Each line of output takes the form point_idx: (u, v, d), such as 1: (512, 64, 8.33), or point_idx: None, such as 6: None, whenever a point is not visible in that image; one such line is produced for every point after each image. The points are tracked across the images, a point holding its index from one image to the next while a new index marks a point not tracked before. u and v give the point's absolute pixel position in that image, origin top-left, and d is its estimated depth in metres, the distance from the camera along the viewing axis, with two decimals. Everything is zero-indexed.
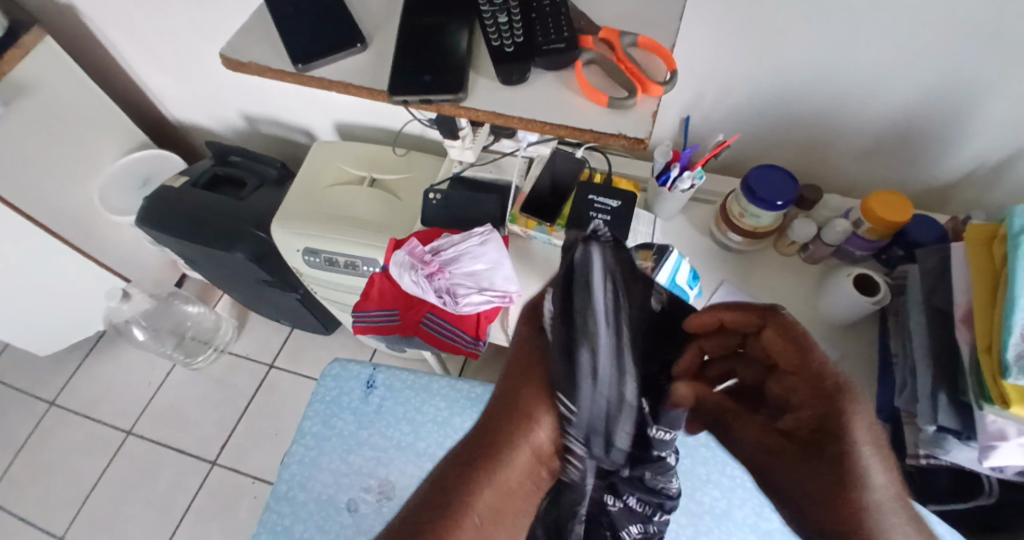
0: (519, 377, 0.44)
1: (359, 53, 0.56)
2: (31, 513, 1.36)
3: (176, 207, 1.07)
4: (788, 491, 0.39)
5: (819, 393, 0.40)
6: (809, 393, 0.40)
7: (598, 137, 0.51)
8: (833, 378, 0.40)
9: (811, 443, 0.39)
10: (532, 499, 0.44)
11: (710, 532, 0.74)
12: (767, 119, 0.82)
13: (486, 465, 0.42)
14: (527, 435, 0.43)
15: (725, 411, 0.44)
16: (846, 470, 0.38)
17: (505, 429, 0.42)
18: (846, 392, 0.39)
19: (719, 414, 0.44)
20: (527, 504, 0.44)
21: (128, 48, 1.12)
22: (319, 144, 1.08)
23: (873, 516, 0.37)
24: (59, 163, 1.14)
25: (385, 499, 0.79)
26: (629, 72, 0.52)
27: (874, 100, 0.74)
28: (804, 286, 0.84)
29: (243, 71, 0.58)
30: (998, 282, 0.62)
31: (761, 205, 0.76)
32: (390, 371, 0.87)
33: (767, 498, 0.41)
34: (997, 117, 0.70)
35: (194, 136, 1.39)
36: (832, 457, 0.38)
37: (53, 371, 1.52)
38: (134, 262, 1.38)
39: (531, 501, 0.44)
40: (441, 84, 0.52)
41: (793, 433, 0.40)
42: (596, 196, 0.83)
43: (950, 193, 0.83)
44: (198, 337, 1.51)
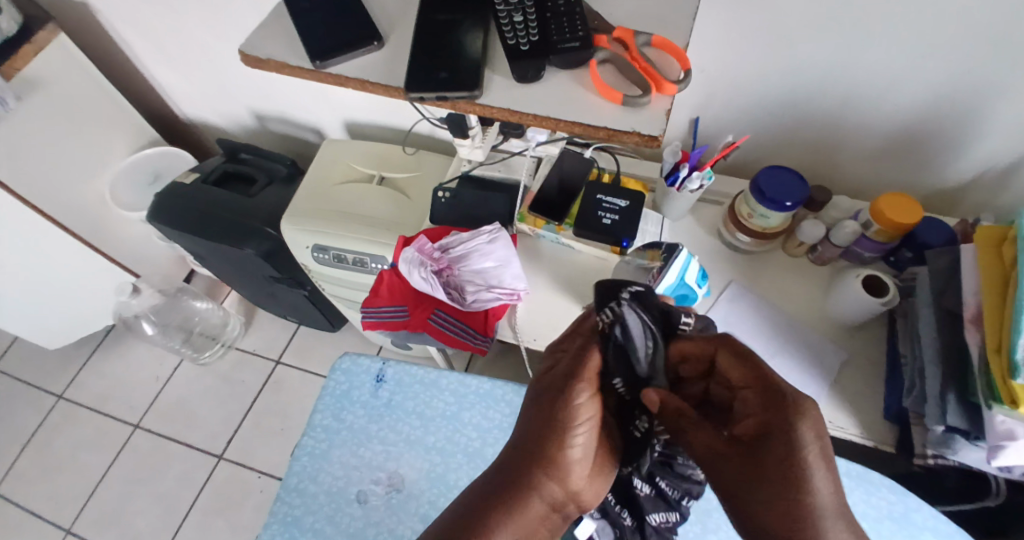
0: (540, 427, 0.51)
1: (376, 50, 0.56)
2: (39, 506, 1.37)
3: (187, 202, 1.08)
4: (730, 486, 0.46)
5: (767, 403, 0.47)
6: (762, 405, 0.47)
7: (611, 134, 0.51)
8: (787, 393, 0.46)
9: (758, 445, 0.46)
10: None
11: (718, 529, 0.74)
12: (776, 120, 0.82)
13: (508, 506, 0.48)
14: (545, 480, 0.50)
15: (682, 415, 0.50)
16: (783, 471, 0.44)
17: (526, 473, 0.50)
18: (796, 407, 0.45)
19: (676, 417, 0.50)
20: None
21: (141, 46, 1.13)
22: (329, 142, 1.09)
23: (800, 511, 0.43)
24: (71, 160, 1.15)
25: (395, 492, 0.79)
26: (644, 70, 0.52)
27: (885, 102, 0.74)
28: (813, 287, 0.84)
29: (260, 67, 0.58)
30: (1007, 283, 0.62)
31: (770, 205, 0.76)
32: (400, 366, 0.88)
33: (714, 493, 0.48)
34: (1007, 120, 0.70)
35: (204, 133, 1.40)
36: (772, 461, 0.45)
37: (62, 365, 1.53)
38: (144, 258, 1.39)
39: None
40: (456, 81, 0.53)
41: (744, 437, 0.47)
42: (605, 196, 0.83)
43: (959, 196, 0.83)
44: (205, 333, 1.52)
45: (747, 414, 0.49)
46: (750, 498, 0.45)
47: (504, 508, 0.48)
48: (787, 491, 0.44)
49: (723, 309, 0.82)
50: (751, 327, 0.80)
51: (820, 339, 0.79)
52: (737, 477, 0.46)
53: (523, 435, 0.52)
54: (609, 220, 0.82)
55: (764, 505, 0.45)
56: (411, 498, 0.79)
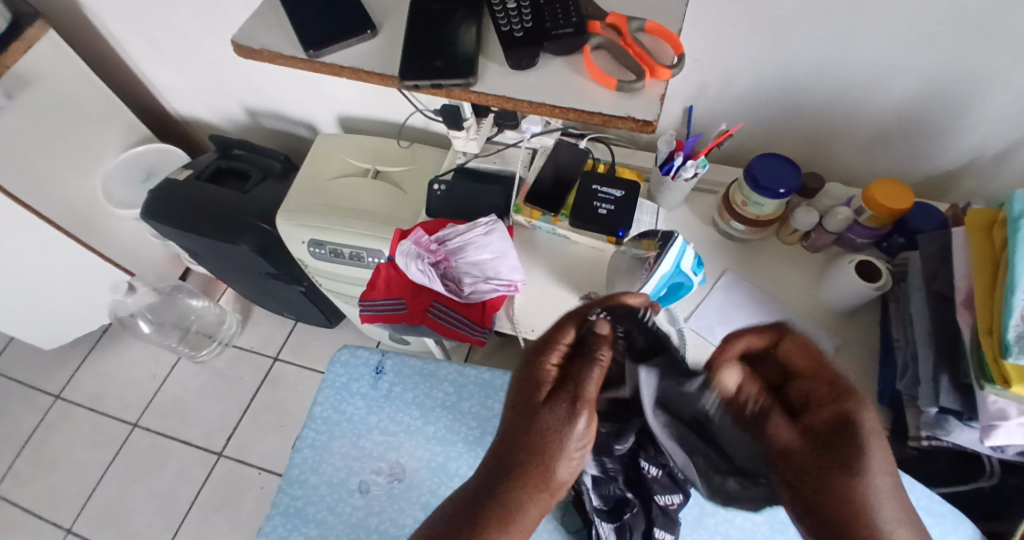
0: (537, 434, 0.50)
1: (369, 39, 0.57)
2: (38, 505, 1.37)
3: (181, 198, 1.07)
4: (809, 481, 0.46)
5: (836, 395, 0.48)
6: (827, 396, 0.48)
7: (607, 119, 0.51)
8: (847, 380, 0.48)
9: (830, 438, 0.46)
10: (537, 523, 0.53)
11: (716, 512, 0.75)
12: (770, 110, 0.82)
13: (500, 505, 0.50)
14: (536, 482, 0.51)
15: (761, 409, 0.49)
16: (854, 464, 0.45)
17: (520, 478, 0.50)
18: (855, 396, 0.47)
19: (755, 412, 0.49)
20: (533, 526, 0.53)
21: (132, 41, 1.12)
22: (323, 137, 1.09)
23: (875, 503, 0.44)
24: (63, 157, 1.15)
25: (396, 482, 0.80)
26: (638, 57, 0.53)
27: (878, 91, 0.74)
28: (806, 274, 0.85)
29: (255, 58, 0.58)
30: (998, 265, 0.63)
31: (764, 193, 0.76)
32: (398, 357, 0.88)
33: (787, 492, 0.47)
34: (998, 108, 0.71)
35: (196, 129, 1.39)
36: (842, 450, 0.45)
37: (57, 364, 1.53)
38: (137, 256, 1.39)
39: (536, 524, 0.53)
40: (452, 69, 0.53)
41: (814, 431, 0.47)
42: (600, 186, 0.83)
43: (951, 183, 0.84)
44: (202, 330, 1.51)
45: (813, 404, 0.48)
46: (829, 491, 0.45)
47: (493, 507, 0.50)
48: (868, 483, 0.45)
49: (717, 298, 0.83)
50: (745, 317, 0.81)
51: (813, 324, 0.80)
52: (809, 469, 0.46)
53: (519, 440, 0.51)
54: (604, 210, 0.82)
55: (837, 500, 0.45)
56: (412, 488, 0.79)
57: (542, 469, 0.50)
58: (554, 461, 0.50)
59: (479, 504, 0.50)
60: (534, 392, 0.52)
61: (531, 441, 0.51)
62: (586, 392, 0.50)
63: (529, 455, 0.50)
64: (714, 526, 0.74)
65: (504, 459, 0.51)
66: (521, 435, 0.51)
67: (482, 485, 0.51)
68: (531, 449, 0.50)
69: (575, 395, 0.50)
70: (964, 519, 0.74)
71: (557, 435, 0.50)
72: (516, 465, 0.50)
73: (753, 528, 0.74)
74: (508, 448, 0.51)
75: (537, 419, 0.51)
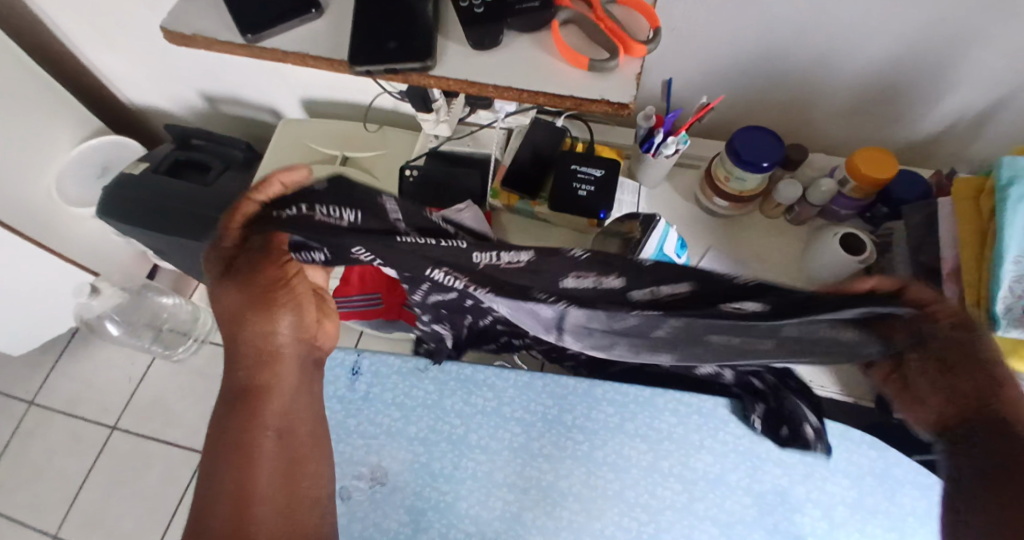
0: (225, 317, 0.54)
1: (315, 19, 0.52)
2: (20, 515, 1.33)
3: (136, 195, 1.02)
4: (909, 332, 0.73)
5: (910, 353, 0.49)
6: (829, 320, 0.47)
7: (579, 103, 0.49)
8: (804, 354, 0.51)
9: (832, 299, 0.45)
10: (284, 413, 0.57)
11: (703, 497, 0.77)
12: (751, 80, 0.79)
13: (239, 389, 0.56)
14: (249, 349, 0.55)
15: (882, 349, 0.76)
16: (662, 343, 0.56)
17: (237, 352, 0.55)
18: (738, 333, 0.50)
19: None
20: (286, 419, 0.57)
21: (73, 27, 1.03)
22: (285, 122, 1.03)
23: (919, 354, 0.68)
24: (9, 158, 1.07)
25: (378, 485, 0.80)
26: (611, 31, 0.49)
27: (860, 56, 0.71)
28: (790, 249, 0.83)
29: (190, 46, 0.53)
30: (985, 234, 0.63)
31: (747, 167, 0.74)
32: (375, 356, 0.87)
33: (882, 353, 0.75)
34: (982, 69, 0.69)
35: (153, 117, 1.32)
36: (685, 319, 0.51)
37: (28, 371, 1.47)
38: (101, 254, 1.32)
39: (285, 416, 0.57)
40: (408, 51, 0.49)
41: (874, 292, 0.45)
42: (578, 166, 0.77)
43: (933, 145, 0.83)
44: (175, 329, 1.46)
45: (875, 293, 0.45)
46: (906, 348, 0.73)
47: (235, 402, 0.55)
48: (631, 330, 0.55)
49: None
50: None
51: None
52: None
53: (225, 317, 0.54)
54: (584, 192, 0.76)
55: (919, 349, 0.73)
56: (396, 491, 0.80)
57: (237, 340, 0.55)
58: (265, 334, 0.55)
59: (229, 399, 0.56)
60: (253, 328, 0.54)
61: (224, 321, 0.55)
62: (297, 293, 0.56)
63: (245, 368, 0.55)
64: (703, 511, 0.77)
65: (252, 404, 0.55)
66: (257, 371, 0.55)
67: (234, 418, 0.55)
68: (276, 375, 0.56)
69: (284, 300, 0.55)
70: None
71: (286, 344, 0.56)
72: (234, 354, 0.56)
73: (741, 511, 0.77)
74: (246, 393, 0.55)
75: (254, 334, 0.54)
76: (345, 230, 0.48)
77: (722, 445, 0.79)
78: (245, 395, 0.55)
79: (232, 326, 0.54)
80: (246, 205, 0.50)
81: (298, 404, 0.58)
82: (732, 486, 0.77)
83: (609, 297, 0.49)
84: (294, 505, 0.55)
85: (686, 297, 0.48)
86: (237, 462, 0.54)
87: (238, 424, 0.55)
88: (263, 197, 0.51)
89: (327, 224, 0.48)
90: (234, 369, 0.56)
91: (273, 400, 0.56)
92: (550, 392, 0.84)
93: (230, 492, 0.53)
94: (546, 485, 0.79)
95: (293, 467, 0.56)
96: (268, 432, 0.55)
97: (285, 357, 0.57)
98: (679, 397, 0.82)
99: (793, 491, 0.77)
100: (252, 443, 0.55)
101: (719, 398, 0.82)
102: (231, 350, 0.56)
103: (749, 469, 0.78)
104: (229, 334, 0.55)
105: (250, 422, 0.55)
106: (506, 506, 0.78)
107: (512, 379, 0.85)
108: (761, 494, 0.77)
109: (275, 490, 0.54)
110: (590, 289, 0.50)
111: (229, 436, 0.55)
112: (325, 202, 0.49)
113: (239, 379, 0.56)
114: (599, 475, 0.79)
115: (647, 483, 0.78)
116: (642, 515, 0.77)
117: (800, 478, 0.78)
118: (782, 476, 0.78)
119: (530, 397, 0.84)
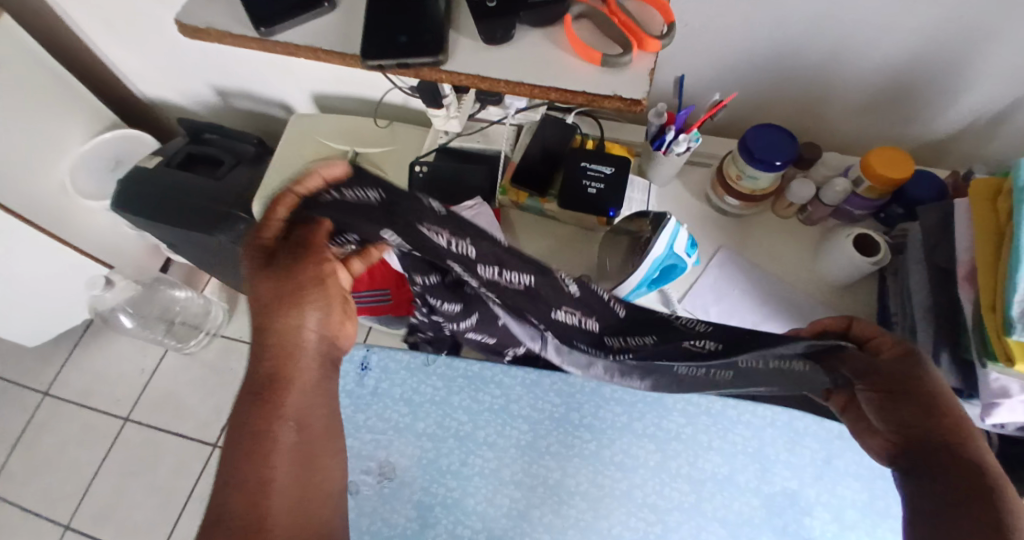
0: (259, 306, 0.54)
1: (327, 13, 0.52)
2: (34, 503, 1.36)
3: (150, 189, 1.03)
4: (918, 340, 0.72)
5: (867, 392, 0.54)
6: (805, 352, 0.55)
7: (591, 98, 0.48)
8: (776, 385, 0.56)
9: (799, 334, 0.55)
10: (301, 409, 0.55)
11: (712, 498, 0.77)
12: (765, 77, 0.78)
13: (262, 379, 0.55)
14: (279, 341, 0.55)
15: None
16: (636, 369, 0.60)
17: (265, 342, 0.55)
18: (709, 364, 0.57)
19: None
20: (303, 416, 0.56)
21: (88, 22, 1.04)
22: (297, 117, 1.03)
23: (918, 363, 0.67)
24: (25, 151, 1.08)
25: (386, 480, 0.80)
26: (624, 26, 0.48)
27: (876, 53, 0.70)
28: (801, 249, 0.82)
29: (202, 40, 0.54)
30: (1001, 237, 0.62)
31: (760, 165, 0.73)
32: (384, 352, 0.87)
33: None
34: (1001, 68, 0.67)
35: (166, 112, 1.33)
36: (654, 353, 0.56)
37: (42, 362, 1.49)
38: (114, 247, 1.34)
39: (303, 412, 0.56)
40: (419, 45, 0.49)
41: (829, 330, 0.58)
42: (588, 163, 0.77)
43: (950, 144, 0.81)
44: (187, 322, 1.47)
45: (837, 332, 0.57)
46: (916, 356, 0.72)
47: (255, 394, 0.55)
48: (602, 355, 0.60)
49: (712, 276, 0.80)
50: (738, 294, 0.78)
51: (807, 299, 0.78)
52: None
53: (258, 306, 0.54)
54: (594, 190, 0.76)
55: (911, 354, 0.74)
56: (403, 486, 0.80)
57: (268, 333, 0.54)
58: (296, 328, 0.55)
59: (250, 389, 0.55)
60: (284, 321, 0.54)
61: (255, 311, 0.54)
62: (329, 290, 0.55)
63: (271, 359, 0.55)
64: (711, 512, 0.76)
65: (273, 397, 0.54)
66: (280, 363, 0.55)
67: (253, 410, 0.54)
68: (299, 369, 0.56)
69: (317, 297, 0.55)
70: None
71: (313, 340, 0.56)
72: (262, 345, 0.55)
73: (751, 512, 0.76)
74: (268, 386, 0.55)
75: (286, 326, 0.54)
76: (374, 208, 0.48)
77: (731, 446, 0.79)
78: (268, 387, 0.55)
79: (266, 317, 0.54)
80: (285, 198, 0.52)
81: (314, 400, 0.57)
82: (741, 487, 0.77)
83: (574, 329, 0.57)
84: (304, 504, 0.53)
85: (641, 340, 0.55)
86: (253, 454, 0.53)
87: (255, 416, 0.54)
88: (305, 191, 0.52)
89: (358, 205, 0.49)
90: (259, 359, 0.55)
91: (293, 395, 0.55)
92: (558, 390, 0.84)
93: (244, 486, 0.52)
94: (553, 483, 0.79)
95: (307, 464, 0.55)
96: (286, 427, 0.54)
97: (309, 351, 0.56)
98: (687, 396, 0.82)
99: (803, 494, 0.77)
100: (268, 436, 0.53)
101: (727, 398, 0.82)
102: (259, 339, 0.55)
103: (758, 471, 0.78)
104: (260, 323, 0.55)
105: (267, 415, 0.54)
106: (513, 503, 0.78)
107: (520, 376, 0.85)
108: (770, 495, 0.77)
109: (288, 488, 0.53)
110: (563, 323, 0.56)
111: (246, 427, 0.54)
112: (355, 186, 0.50)
113: (263, 370, 0.55)
114: (607, 473, 0.79)
115: (655, 483, 0.78)
116: (649, 516, 0.77)
117: (810, 480, 0.77)
118: (792, 479, 0.77)
119: (537, 395, 0.84)
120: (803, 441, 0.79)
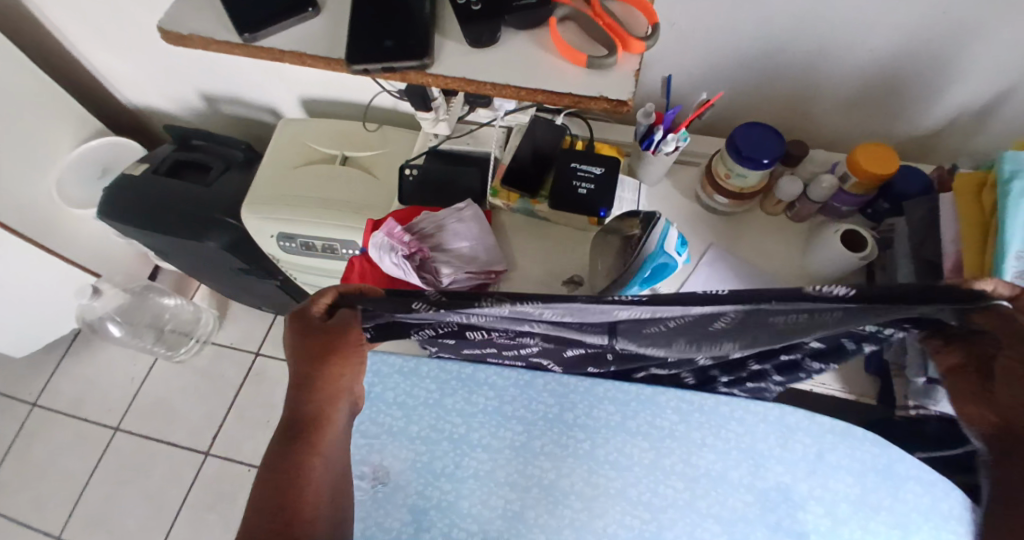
0: (304, 363, 0.57)
1: (312, 18, 0.52)
2: (24, 515, 1.34)
3: (137, 196, 1.02)
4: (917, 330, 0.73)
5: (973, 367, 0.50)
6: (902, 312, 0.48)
7: (577, 100, 0.48)
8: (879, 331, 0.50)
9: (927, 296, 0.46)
10: (331, 455, 0.60)
11: (705, 494, 0.77)
12: (752, 75, 0.79)
13: (299, 427, 0.57)
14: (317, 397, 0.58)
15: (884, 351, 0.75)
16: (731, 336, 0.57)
17: (305, 395, 0.58)
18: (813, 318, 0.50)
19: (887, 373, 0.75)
20: (330, 461, 0.60)
21: (72, 28, 1.03)
22: (285, 122, 1.03)
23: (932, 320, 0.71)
24: (10, 158, 1.07)
25: (380, 485, 0.80)
26: (608, 28, 0.49)
27: (861, 50, 0.71)
28: (792, 246, 0.82)
29: (187, 46, 0.53)
30: (988, 229, 0.63)
31: (748, 163, 0.73)
32: (376, 356, 0.85)
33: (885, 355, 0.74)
34: (983, 63, 0.68)
35: (153, 118, 1.32)
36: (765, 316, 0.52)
37: (30, 372, 1.47)
38: (102, 255, 1.33)
39: (331, 457, 0.60)
40: (405, 49, 0.49)
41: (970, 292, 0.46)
42: (579, 164, 0.77)
43: (935, 140, 0.82)
44: (177, 329, 1.46)
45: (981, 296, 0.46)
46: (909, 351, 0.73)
47: (291, 440, 0.57)
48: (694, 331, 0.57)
49: (704, 273, 0.80)
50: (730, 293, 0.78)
51: None
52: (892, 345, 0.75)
53: (303, 364, 0.57)
54: (584, 190, 0.76)
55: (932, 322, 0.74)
56: (397, 490, 0.80)
57: (308, 388, 0.57)
58: (335, 385, 0.59)
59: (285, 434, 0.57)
60: (327, 378, 0.58)
61: (298, 368, 0.57)
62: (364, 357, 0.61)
63: (308, 410, 0.58)
64: (705, 509, 0.78)
65: (311, 438, 0.57)
66: (319, 412, 0.58)
67: (289, 453, 0.57)
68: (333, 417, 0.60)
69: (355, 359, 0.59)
70: (954, 486, 0.75)
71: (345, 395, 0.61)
72: (301, 398, 0.58)
73: (744, 509, 0.77)
74: (307, 430, 0.58)
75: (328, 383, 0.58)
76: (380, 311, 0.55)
77: (724, 443, 0.79)
78: (306, 431, 0.57)
79: (309, 376, 0.57)
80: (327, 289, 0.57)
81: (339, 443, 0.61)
82: (734, 483, 0.77)
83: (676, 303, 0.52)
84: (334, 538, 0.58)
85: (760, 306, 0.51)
86: (290, 495, 0.55)
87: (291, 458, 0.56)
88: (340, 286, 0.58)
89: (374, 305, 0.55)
90: (296, 408, 0.58)
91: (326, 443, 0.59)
92: (552, 391, 0.83)
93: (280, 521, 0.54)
94: (547, 484, 0.80)
95: (333, 501, 0.60)
96: (318, 468, 0.58)
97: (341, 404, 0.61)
98: (682, 394, 0.81)
99: (796, 489, 0.77)
100: (303, 476, 0.57)
101: (720, 395, 0.81)
102: (300, 391, 0.58)
103: (752, 466, 0.78)
104: (301, 379, 0.57)
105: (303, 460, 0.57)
106: (508, 505, 0.79)
107: (512, 377, 0.83)
108: (763, 491, 0.78)
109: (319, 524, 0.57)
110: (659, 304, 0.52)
111: (283, 470, 0.56)
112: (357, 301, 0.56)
113: (301, 418, 0.57)
114: (601, 473, 0.80)
115: (649, 481, 0.79)
116: (644, 514, 0.78)
117: (803, 475, 0.77)
118: (785, 474, 0.78)
119: (531, 396, 0.82)
120: (795, 436, 0.78)
